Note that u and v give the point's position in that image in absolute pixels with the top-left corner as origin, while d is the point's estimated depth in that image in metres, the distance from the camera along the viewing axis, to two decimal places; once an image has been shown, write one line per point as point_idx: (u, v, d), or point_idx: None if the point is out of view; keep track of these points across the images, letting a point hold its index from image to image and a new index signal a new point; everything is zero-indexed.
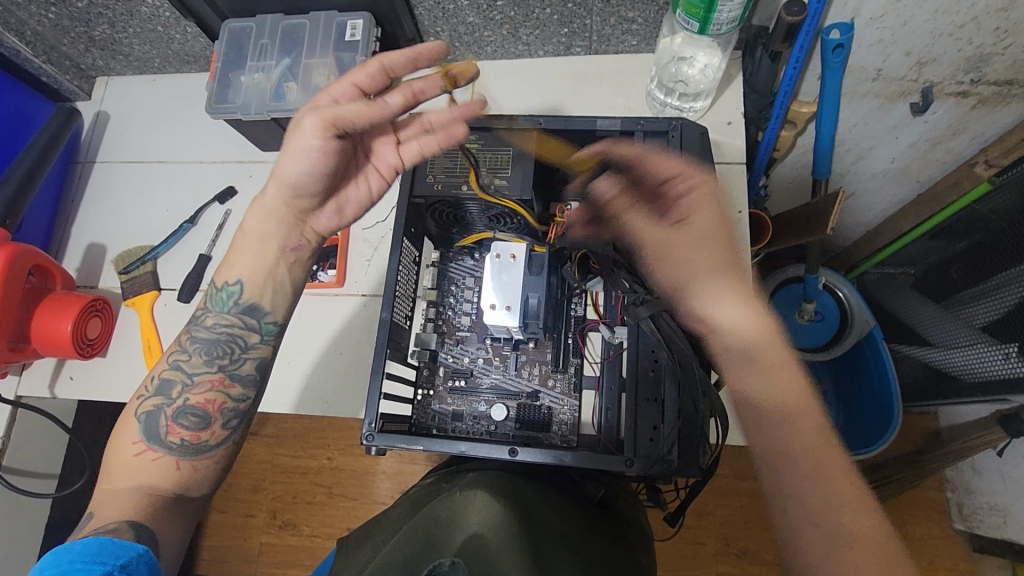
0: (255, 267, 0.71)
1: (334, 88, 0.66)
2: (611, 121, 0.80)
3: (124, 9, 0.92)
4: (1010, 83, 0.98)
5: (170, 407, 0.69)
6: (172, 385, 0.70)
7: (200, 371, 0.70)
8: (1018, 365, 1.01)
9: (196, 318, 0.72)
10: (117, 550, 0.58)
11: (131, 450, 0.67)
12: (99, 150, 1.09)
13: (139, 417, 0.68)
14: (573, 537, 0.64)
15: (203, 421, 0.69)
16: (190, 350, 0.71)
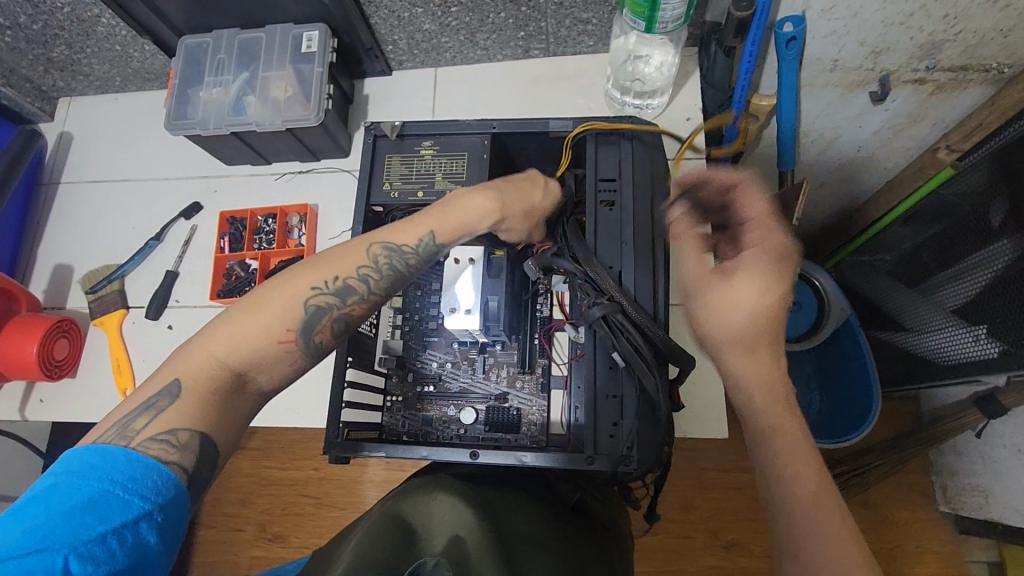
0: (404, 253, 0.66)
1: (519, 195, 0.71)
2: (563, 122, 0.81)
3: (79, 29, 0.92)
4: (965, 69, 1.00)
5: (337, 311, 0.63)
6: (353, 293, 0.64)
7: (379, 292, 0.66)
8: (988, 346, 1.03)
9: (404, 249, 0.65)
10: (158, 485, 0.50)
11: (276, 335, 0.59)
12: (63, 171, 1.08)
13: (304, 307, 0.61)
14: (546, 540, 0.63)
15: (344, 333, 0.64)
16: (380, 268, 0.65)
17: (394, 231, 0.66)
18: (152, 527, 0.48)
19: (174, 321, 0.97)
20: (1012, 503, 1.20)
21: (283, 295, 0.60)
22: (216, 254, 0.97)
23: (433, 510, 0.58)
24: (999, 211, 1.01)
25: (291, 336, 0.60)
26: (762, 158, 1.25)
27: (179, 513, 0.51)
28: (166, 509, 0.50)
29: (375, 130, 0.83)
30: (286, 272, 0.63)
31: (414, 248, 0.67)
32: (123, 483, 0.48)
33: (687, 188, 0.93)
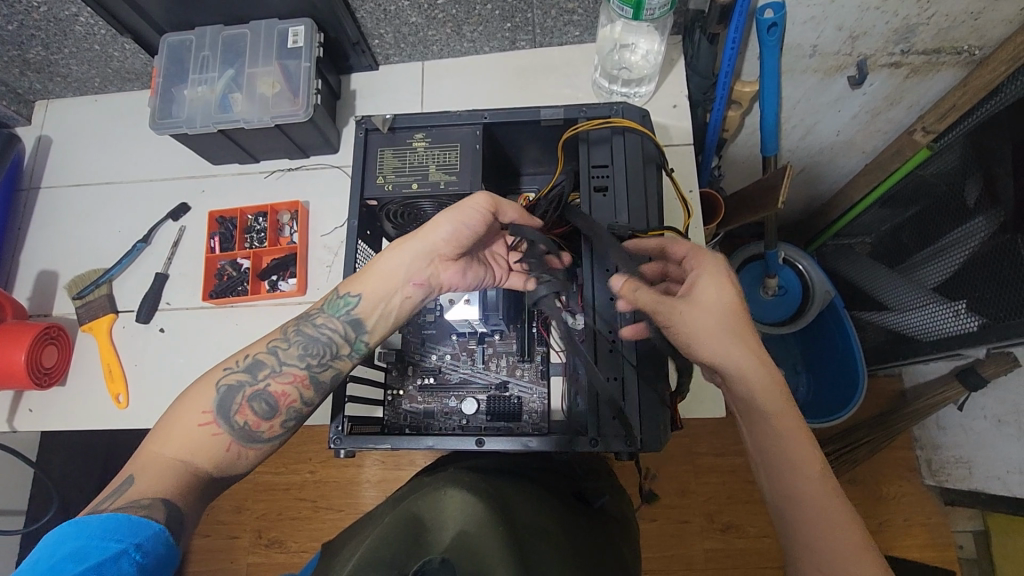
0: (378, 289, 0.70)
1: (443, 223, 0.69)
2: (554, 110, 0.81)
3: (57, 29, 0.90)
4: (938, 51, 1.02)
5: (251, 386, 0.67)
6: (263, 367, 0.68)
7: (292, 364, 0.69)
8: (968, 320, 1.06)
9: (308, 314, 0.70)
10: (133, 528, 0.54)
11: (195, 419, 0.64)
12: (43, 175, 1.06)
13: (218, 389, 0.66)
14: (557, 537, 0.63)
15: (270, 411, 0.67)
16: (290, 339, 0.69)
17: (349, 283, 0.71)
18: (132, 563, 0.52)
19: (166, 324, 0.95)
20: (995, 472, 1.23)
21: (200, 386, 0.67)
22: (207, 255, 0.96)
23: (445, 502, 0.56)
24: (974, 188, 1.05)
25: (210, 419, 0.65)
26: (746, 145, 1.27)
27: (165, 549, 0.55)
28: (145, 545, 0.53)
29: (366, 124, 0.83)
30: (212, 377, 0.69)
31: (322, 310, 0.71)
32: (102, 534, 0.53)
33: (677, 173, 0.94)
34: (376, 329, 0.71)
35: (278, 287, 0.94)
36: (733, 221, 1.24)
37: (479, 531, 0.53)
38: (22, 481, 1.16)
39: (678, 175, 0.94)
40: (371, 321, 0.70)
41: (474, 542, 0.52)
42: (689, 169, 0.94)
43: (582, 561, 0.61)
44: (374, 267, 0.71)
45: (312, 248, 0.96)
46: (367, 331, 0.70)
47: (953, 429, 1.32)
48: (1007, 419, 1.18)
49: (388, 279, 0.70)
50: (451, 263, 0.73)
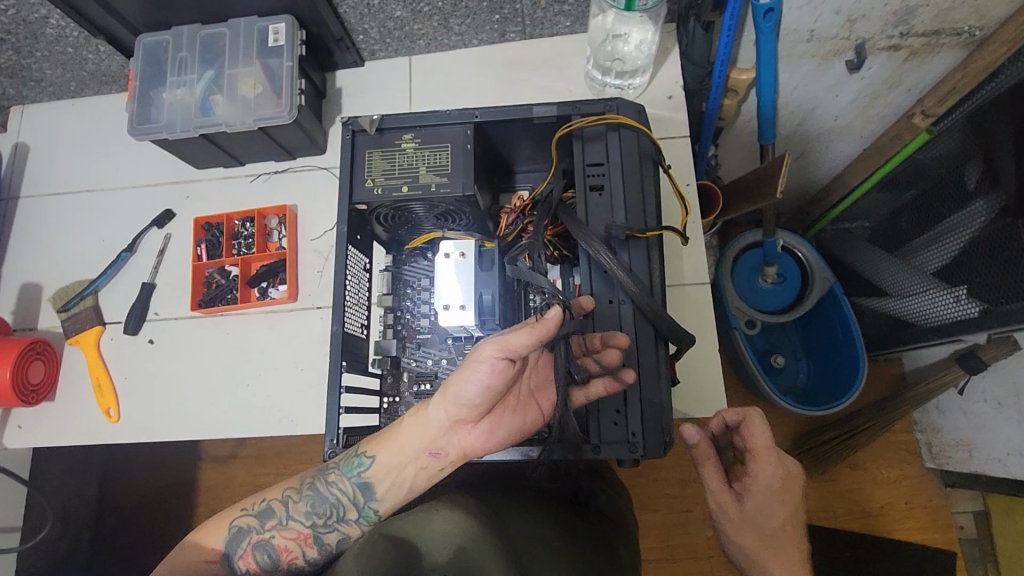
0: (396, 458, 0.69)
1: (454, 386, 0.65)
2: (547, 107, 0.79)
3: (27, 32, 0.87)
4: (937, 33, 1.00)
5: (257, 534, 0.71)
6: (270, 517, 0.71)
7: (297, 521, 0.70)
8: (968, 306, 1.06)
9: (325, 470, 0.71)
10: None
11: (202, 556, 0.71)
12: (22, 184, 1.03)
13: (231, 529, 0.71)
14: (554, 541, 0.63)
15: (271, 564, 0.71)
16: (301, 493, 0.71)
17: (380, 443, 0.70)
18: None
19: (155, 335, 0.93)
20: (995, 455, 1.23)
21: (221, 517, 0.73)
22: (194, 263, 0.93)
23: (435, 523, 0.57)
24: (974, 172, 1.03)
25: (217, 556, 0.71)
26: (743, 133, 1.24)
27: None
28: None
29: (353, 125, 0.81)
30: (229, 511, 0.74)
31: (341, 467, 0.71)
32: None
33: (673, 167, 0.92)
34: (386, 495, 0.70)
35: (268, 294, 0.92)
36: (731, 212, 1.22)
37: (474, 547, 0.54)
38: (16, 496, 1.15)
39: (675, 169, 0.91)
40: (380, 485, 0.69)
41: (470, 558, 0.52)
42: (686, 162, 0.91)
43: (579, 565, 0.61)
44: (399, 431, 0.70)
45: (302, 253, 0.94)
46: (376, 498, 0.69)
47: (954, 413, 1.32)
48: (1006, 402, 1.18)
49: (403, 448, 0.69)
50: (469, 425, 0.68)
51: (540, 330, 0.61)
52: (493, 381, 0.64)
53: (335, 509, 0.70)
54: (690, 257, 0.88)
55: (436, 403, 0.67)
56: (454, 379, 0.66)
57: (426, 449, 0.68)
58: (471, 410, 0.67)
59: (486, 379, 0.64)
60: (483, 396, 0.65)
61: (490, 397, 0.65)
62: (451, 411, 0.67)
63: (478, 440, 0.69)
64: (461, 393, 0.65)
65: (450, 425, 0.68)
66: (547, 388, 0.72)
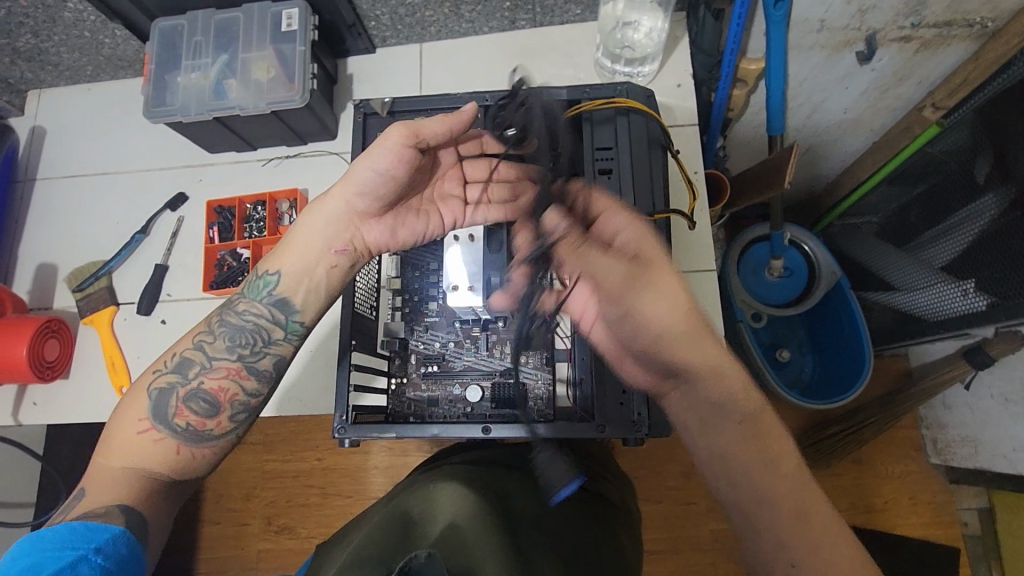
0: (300, 262, 0.72)
1: (362, 167, 0.69)
2: (557, 92, 0.80)
3: (45, 16, 0.88)
4: (949, 24, 1.00)
5: (183, 387, 0.68)
6: (191, 366, 0.69)
7: (220, 357, 0.70)
8: (975, 300, 1.05)
9: (231, 301, 0.72)
10: (90, 536, 0.58)
11: (133, 427, 0.67)
12: (38, 166, 1.05)
13: (151, 393, 0.68)
14: (549, 523, 0.65)
15: (210, 409, 0.68)
16: (215, 333, 0.71)
17: (278, 256, 0.72)
18: (92, 566, 0.56)
19: (167, 316, 0.95)
20: (1001, 450, 1.23)
21: (134, 392, 0.69)
22: (206, 245, 0.95)
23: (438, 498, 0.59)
24: (984, 166, 1.03)
25: (147, 422, 0.67)
26: (752, 123, 1.24)
27: (129, 557, 0.59)
28: (105, 548, 0.57)
29: (365, 108, 0.82)
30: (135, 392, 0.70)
31: (242, 294, 0.73)
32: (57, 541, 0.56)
33: (681, 154, 0.92)
34: (306, 307, 0.73)
35: None
36: (738, 204, 1.22)
37: (470, 524, 0.55)
38: (30, 474, 1.17)
39: (683, 156, 0.92)
40: (297, 296, 0.72)
41: (465, 534, 0.54)
42: (695, 150, 0.92)
43: (575, 547, 0.63)
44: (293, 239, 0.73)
45: None
46: (296, 308, 0.72)
47: (960, 408, 1.31)
48: (1013, 398, 1.18)
49: (311, 249, 0.71)
50: (372, 219, 0.73)
51: (452, 119, 0.68)
52: (396, 166, 0.69)
53: (268, 317, 0.71)
54: (700, 248, 0.88)
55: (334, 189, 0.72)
56: (358, 166, 0.70)
57: (331, 245, 0.72)
58: (375, 202, 0.72)
59: (391, 166, 0.68)
60: (386, 182, 0.70)
61: (392, 186, 0.71)
62: (359, 198, 0.71)
63: (380, 235, 0.75)
64: (365, 172, 0.69)
65: (358, 214, 0.72)
66: (450, 200, 0.78)
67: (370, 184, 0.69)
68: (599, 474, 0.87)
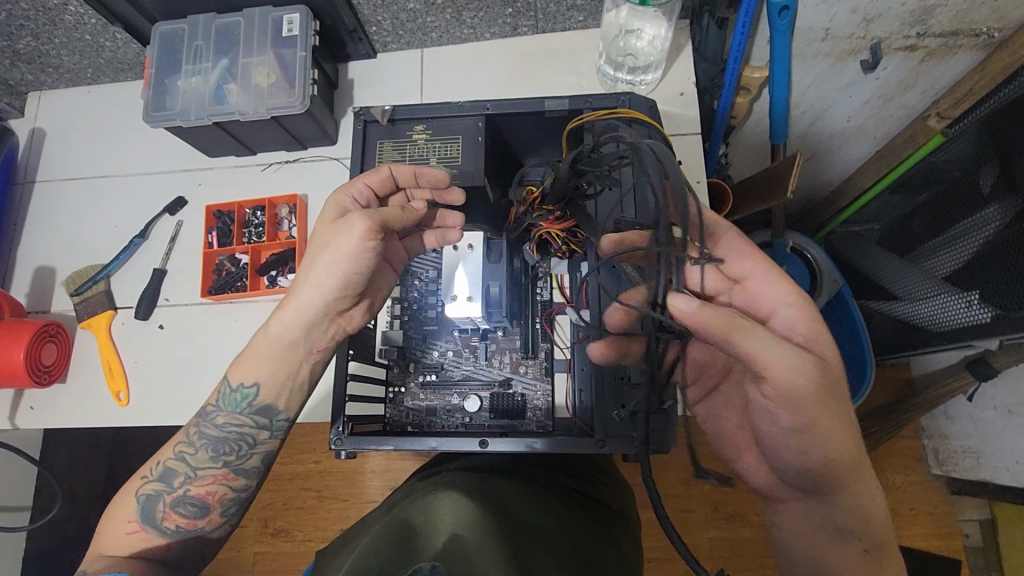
0: (275, 368, 0.70)
1: (323, 274, 0.66)
2: (559, 100, 0.79)
3: (46, 19, 0.88)
4: (955, 33, 0.99)
5: (170, 494, 0.69)
6: (175, 476, 0.70)
7: (205, 466, 0.70)
8: (981, 312, 1.04)
9: (207, 415, 0.70)
10: None
11: (123, 528, 0.69)
12: (37, 169, 1.04)
13: (138, 499, 0.70)
14: (555, 535, 0.64)
15: (201, 510, 0.70)
16: (195, 443, 0.71)
17: (244, 368, 0.70)
18: None
19: (165, 321, 0.94)
20: (1003, 463, 1.22)
21: (125, 493, 0.71)
22: (205, 250, 0.94)
23: (437, 505, 0.58)
24: (989, 175, 1.01)
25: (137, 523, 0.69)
26: (755, 130, 1.23)
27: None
28: None
29: (365, 115, 0.81)
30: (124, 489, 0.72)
31: (220, 405, 0.71)
32: None
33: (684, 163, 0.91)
34: (290, 402, 0.73)
35: (277, 283, 0.93)
36: (741, 212, 1.21)
37: (471, 535, 0.54)
38: (26, 476, 1.17)
39: (685, 164, 0.91)
40: (280, 399, 0.71)
41: (466, 545, 0.53)
42: (697, 159, 0.91)
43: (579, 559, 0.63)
44: (256, 349, 0.70)
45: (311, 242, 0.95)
46: (280, 411, 0.72)
47: (963, 419, 1.30)
48: (1017, 410, 1.17)
49: (285, 351, 0.70)
50: (353, 310, 0.73)
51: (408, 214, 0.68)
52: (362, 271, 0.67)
53: (252, 415, 0.71)
54: None
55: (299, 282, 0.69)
56: (319, 270, 0.66)
57: (307, 346, 0.71)
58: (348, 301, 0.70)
59: (357, 269, 0.67)
60: (356, 282, 0.68)
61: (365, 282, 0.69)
62: (330, 302, 0.68)
63: (360, 318, 0.74)
64: (329, 278, 0.66)
65: (333, 311, 0.70)
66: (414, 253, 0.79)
67: (339, 289, 0.67)
68: (596, 479, 0.86)
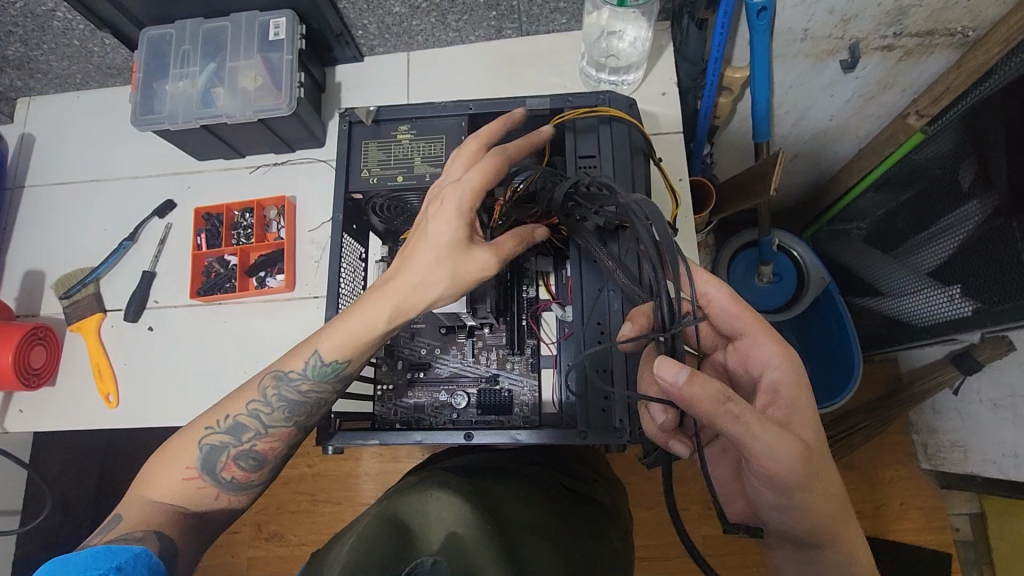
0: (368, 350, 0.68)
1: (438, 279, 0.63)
2: (540, 99, 0.81)
3: (34, 25, 0.89)
4: (930, 33, 1.01)
5: (235, 447, 0.67)
6: (245, 431, 0.67)
7: (278, 424, 0.69)
8: (962, 305, 1.06)
9: (291, 380, 0.67)
10: (111, 556, 0.55)
11: (179, 474, 0.66)
12: (27, 174, 1.05)
13: (201, 448, 0.67)
14: (546, 530, 0.65)
15: (257, 466, 0.69)
16: (270, 401, 0.68)
17: (336, 341, 0.66)
18: None
19: (155, 323, 0.95)
20: (990, 456, 1.23)
21: (184, 440, 0.67)
22: (194, 252, 0.95)
23: (431, 504, 0.59)
24: (968, 172, 1.03)
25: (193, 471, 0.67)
26: (739, 130, 1.25)
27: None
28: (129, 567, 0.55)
29: (350, 116, 0.82)
30: (180, 433, 0.68)
31: (306, 373, 0.67)
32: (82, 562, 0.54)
33: (667, 162, 0.93)
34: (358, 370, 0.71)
35: (266, 284, 0.94)
36: (726, 211, 1.23)
37: (470, 532, 0.56)
38: (17, 481, 1.17)
39: (668, 163, 0.92)
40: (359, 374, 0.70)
41: (465, 542, 0.54)
42: (679, 158, 0.92)
43: (570, 550, 0.65)
44: (353, 325, 0.66)
45: (300, 244, 0.96)
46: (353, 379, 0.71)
47: (950, 413, 1.31)
48: (1001, 403, 1.18)
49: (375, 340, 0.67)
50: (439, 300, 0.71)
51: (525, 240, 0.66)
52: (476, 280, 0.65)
53: (333, 388, 0.69)
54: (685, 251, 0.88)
55: (405, 273, 0.64)
56: (437, 273, 0.63)
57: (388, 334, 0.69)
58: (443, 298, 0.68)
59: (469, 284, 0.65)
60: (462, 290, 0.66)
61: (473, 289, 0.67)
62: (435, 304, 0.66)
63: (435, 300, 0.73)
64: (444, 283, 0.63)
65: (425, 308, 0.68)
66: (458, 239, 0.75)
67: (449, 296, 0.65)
68: (587, 476, 0.87)
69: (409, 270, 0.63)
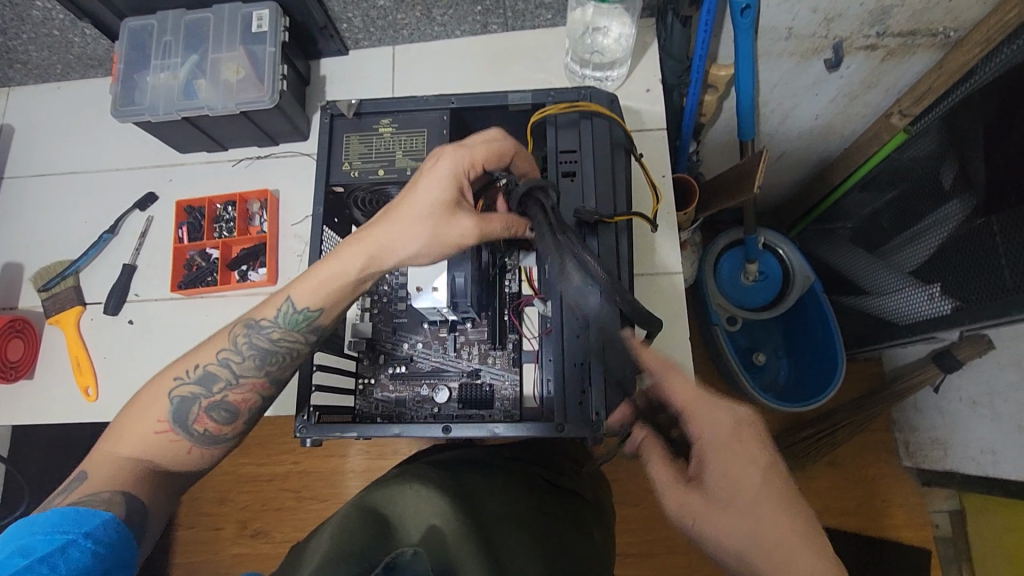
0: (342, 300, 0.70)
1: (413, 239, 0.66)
2: (522, 95, 0.81)
3: (13, 14, 0.88)
4: (913, 33, 1.02)
5: (206, 398, 0.67)
6: (217, 380, 0.68)
7: (249, 373, 0.69)
8: (942, 304, 1.06)
9: (262, 326, 0.68)
10: (80, 519, 0.56)
11: (150, 427, 0.65)
12: (6, 165, 1.04)
13: (171, 400, 0.66)
14: (526, 524, 0.65)
15: (231, 417, 0.69)
16: (241, 350, 0.69)
17: (309, 290, 0.68)
18: (84, 550, 0.55)
19: (135, 316, 0.94)
20: (969, 454, 1.24)
21: (152, 391, 0.67)
22: (175, 245, 0.95)
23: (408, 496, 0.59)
24: (950, 171, 1.04)
25: (164, 425, 0.66)
26: (725, 129, 1.26)
27: (124, 540, 0.58)
28: (97, 533, 0.56)
29: (332, 109, 0.82)
30: (149, 386, 0.68)
31: (277, 320, 0.69)
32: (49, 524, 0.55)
33: (650, 159, 0.93)
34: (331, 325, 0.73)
35: (248, 277, 0.94)
36: (711, 208, 1.23)
37: (451, 527, 0.56)
38: None
39: (651, 160, 0.93)
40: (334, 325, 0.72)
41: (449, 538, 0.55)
42: (662, 154, 0.93)
43: (551, 543, 0.65)
44: (327, 276, 0.68)
45: (283, 238, 0.95)
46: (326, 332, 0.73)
47: (931, 411, 1.33)
48: (981, 400, 1.20)
49: (347, 289, 0.69)
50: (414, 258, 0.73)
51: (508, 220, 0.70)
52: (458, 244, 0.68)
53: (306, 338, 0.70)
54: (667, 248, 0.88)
55: (380, 230, 0.67)
56: (411, 233, 0.66)
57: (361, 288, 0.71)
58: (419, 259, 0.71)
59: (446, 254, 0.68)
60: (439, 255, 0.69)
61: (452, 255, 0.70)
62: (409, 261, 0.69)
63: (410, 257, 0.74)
64: (418, 242, 0.66)
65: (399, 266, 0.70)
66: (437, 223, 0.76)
67: (425, 257, 0.68)
68: (570, 471, 0.87)
69: (392, 224, 0.66)
